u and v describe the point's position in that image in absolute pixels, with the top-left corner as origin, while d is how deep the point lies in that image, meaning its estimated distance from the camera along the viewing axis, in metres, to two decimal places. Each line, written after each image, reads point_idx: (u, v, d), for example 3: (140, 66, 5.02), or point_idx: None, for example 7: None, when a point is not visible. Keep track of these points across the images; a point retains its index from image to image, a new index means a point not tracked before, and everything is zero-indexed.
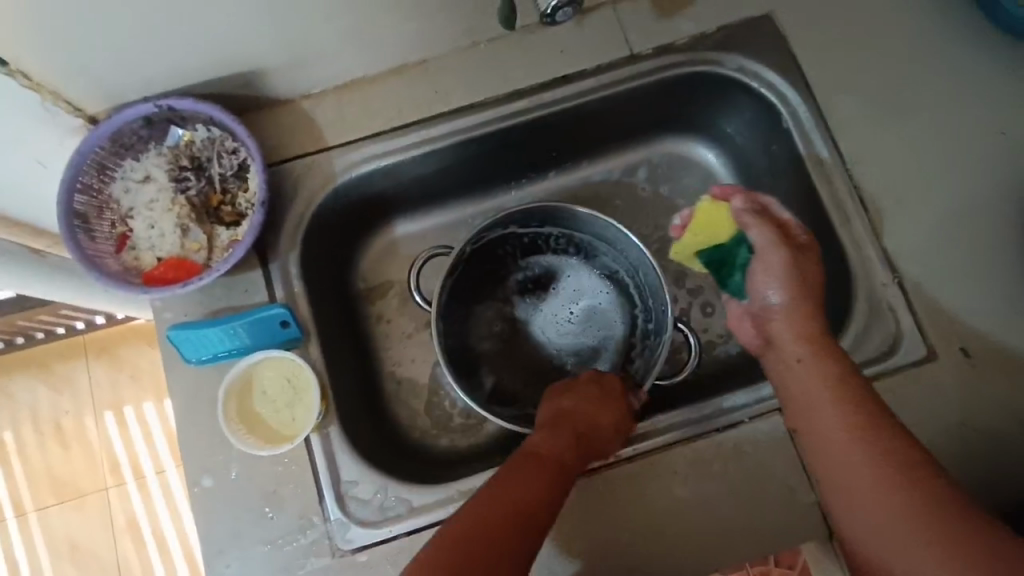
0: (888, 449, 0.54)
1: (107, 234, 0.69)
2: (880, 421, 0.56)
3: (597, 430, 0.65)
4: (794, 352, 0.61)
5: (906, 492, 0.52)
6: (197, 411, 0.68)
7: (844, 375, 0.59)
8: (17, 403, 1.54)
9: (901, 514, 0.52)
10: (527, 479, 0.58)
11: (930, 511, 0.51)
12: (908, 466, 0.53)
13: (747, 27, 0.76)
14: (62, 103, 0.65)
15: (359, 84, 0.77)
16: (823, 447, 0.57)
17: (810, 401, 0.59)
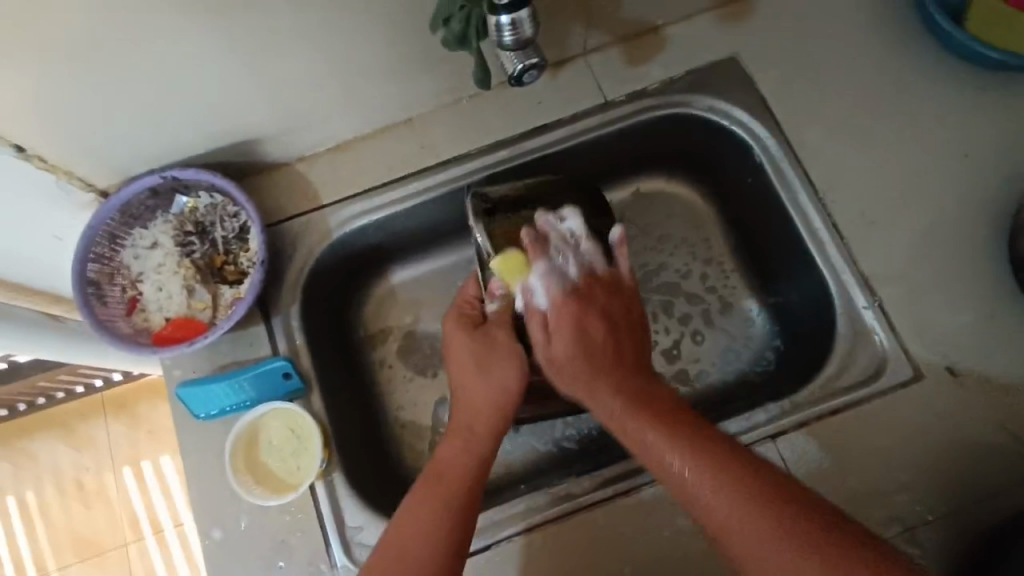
0: (693, 447, 0.55)
1: (118, 298, 0.73)
2: (682, 425, 0.58)
3: (491, 405, 0.66)
4: (617, 425, 0.61)
5: (745, 486, 0.52)
6: (207, 465, 0.70)
7: (680, 431, 0.57)
8: (39, 463, 1.58)
9: (744, 514, 0.50)
10: (422, 501, 0.59)
11: (760, 509, 0.50)
12: (723, 464, 0.53)
13: (713, 69, 0.80)
14: (74, 179, 0.70)
15: (350, 144, 0.82)
16: (644, 450, 0.58)
17: (666, 473, 0.56)
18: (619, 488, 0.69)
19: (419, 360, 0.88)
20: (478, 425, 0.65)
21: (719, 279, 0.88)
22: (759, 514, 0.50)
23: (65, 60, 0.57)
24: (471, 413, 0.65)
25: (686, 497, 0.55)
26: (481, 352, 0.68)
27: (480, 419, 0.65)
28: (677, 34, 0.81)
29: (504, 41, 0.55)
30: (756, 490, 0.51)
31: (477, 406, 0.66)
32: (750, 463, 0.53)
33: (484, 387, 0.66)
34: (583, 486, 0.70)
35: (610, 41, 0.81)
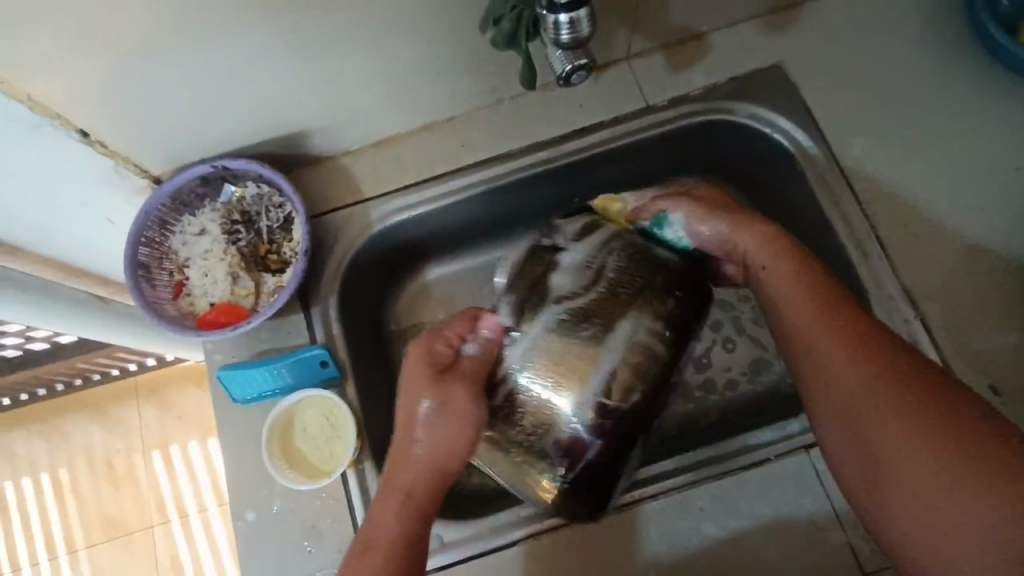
0: (893, 368, 0.53)
1: (166, 282, 0.76)
2: (879, 343, 0.54)
3: (433, 467, 0.59)
4: (761, 261, 0.64)
5: (940, 413, 0.49)
6: (243, 447, 0.72)
7: (820, 286, 0.60)
8: (73, 443, 1.63)
9: (925, 438, 0.49)
10: (396, 507, 0.58)
11: (955, 432, 0.48)
12: (931, 388, 0.51)
13: (757, 77, 0.80)
14: (131, 166, 0.73)
15: (393, 140, 0.83)
16: (830, 369, 0.55)
17: (797, 311, 0.59)
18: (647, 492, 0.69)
19: None
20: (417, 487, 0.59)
21: None
22: (950, 440, 0.48)
23: (132, 48, 0.59)
24: (428, 462, 0.59)
25: (848, 411, 0.54)
26: (441, 402, 0.60)
27: (419, 483, 0.59)
28: (721, 41, 0.81)
29: (560, 39, 0.56)
30: (960, 422, 0.49)
31: (419, 464, 0.59)
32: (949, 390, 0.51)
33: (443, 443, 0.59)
34: None
35: (653, 46, 0.81)
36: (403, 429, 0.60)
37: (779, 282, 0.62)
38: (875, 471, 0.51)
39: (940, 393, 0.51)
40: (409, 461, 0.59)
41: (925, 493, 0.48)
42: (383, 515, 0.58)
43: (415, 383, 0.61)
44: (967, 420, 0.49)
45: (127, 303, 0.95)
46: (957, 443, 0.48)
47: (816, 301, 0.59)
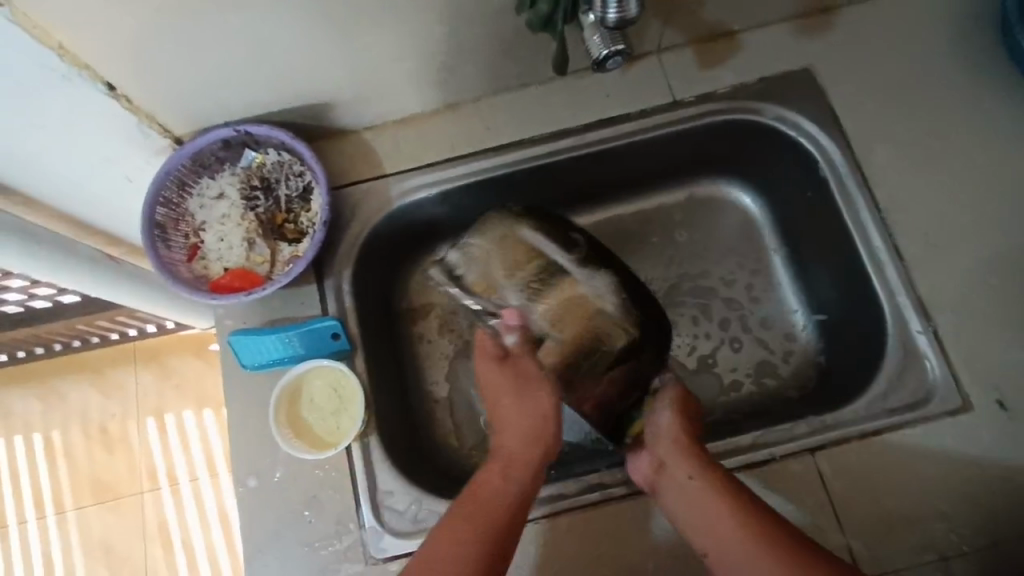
0: (728, 500, 0.62)
1: (182, 244, 0.75)
2: (714, 482, 0.63)
3: (528, 435, 0.67)
4: (686, 471, 0.65)
5: (776, 536, 0.59)
6: (248, 414, 0.72)
7: (720, 488, 0.63)
8: (68, 405, 1.63)
9: (772, 564, 0.57)
10: (486, 509, 0.62)
11: (784, 552, 0.57)
12: (756, 512, 0.61)
13: (785, 79, 0.80)
14: (154, 124, 0.72)
15: (416, 118, 0.83)
16: (696, 524, 0.62)
17: (708, 520, 0.62)
18: None
19: (458, 339, 0.89)
20: (518, 459, 0.66)
21: (764, 291, 0.88)
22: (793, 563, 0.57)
23: (168, 4, 0.59)
24: (530, 437, 0.67)
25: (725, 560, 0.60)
26: (517, 380, 0.69)
27: (518, 458, 0.66)
28: (751, 41, 0.81)
29: (607, 17, 0.56)
30: (774, 532, 0.59)
31: (517, 434, 0.68)
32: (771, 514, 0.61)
33: (523, 427, 0.68)
34: (615, 477, 0.70)
35: (684, 41, 0.81)
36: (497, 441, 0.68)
37: (680, 470, 0.65)
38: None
39: (757, 514, 0.61)
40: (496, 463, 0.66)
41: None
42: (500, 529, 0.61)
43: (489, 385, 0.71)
44: (784, 536, 0.59)
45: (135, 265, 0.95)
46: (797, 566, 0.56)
47: (681, 453, 0.66)
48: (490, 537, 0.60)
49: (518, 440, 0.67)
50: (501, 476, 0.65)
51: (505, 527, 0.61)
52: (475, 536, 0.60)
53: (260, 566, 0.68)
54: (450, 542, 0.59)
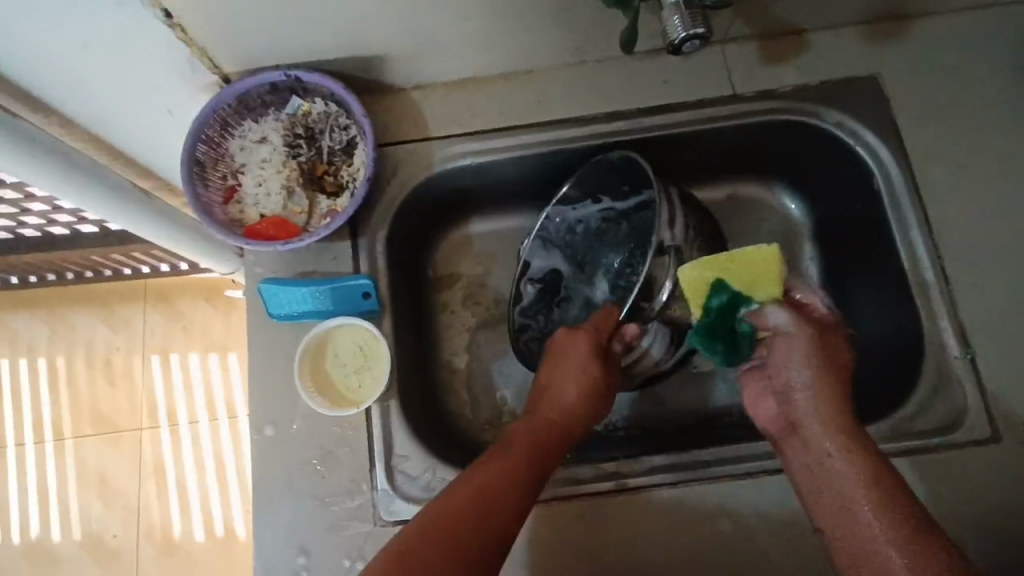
0: (862, 465, 0.56)
1: (219, 185, 0.74)
2: (847, 451, 0.57)
3: (570, 411, 0.67)
4: (824, 445, 0.58)
5: (901, 513, 0.53)
6: (271, 364, 0.71)
7: (864, 463, 0.56)
8: (75, 334, 1.63)
9: (888, 538, 0.52)
10: (506, 456, 0.62)
11: (904, 529, 0.52)
12: (882, 482, 0.55)
13: (850, 85, 0.77)
14: (204, 59, 0.70)
15: (466, 84, 0.81)
16: (822, 481, 0.58)
17: (837, 489, 0.56)
18: (669, 478, 0.69)
19: (482, 313, 0.88)
20: (558, 428, 0.67)
21: None
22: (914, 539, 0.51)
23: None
24: (574, 417, 0.67)
25: (840, 525, 0.55)
26: (596, 377, 0.68)
27: (559, 425, 0.67)
28: (819, 42, 0.79)
29: None
30: (898, 514, 0.53)
31: (565, 408, 0.67)
32: (901, 490, 0.54)
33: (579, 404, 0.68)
34: (634, 468, 0.69)
35: (751, 34, 0.79)
36: (541, 405, 0.68)
37: (824, 436, 0.59)
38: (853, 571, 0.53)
39: (885, 489, 0.54)
40: (533, 421, 0.67)
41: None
42: (512, 472, 0.61)
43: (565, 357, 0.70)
44: (906, 517, 0.52)
45: (167, 203, 0.93)
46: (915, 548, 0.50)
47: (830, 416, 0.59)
48: (512, 483, 0.60)
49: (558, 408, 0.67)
50: (536, 435, 0.65)
51: (529, 477, 0.61)
52: (500, 480, 0.60)
53: (268, 515, 0.68)
54: (473, 480, 0.60)
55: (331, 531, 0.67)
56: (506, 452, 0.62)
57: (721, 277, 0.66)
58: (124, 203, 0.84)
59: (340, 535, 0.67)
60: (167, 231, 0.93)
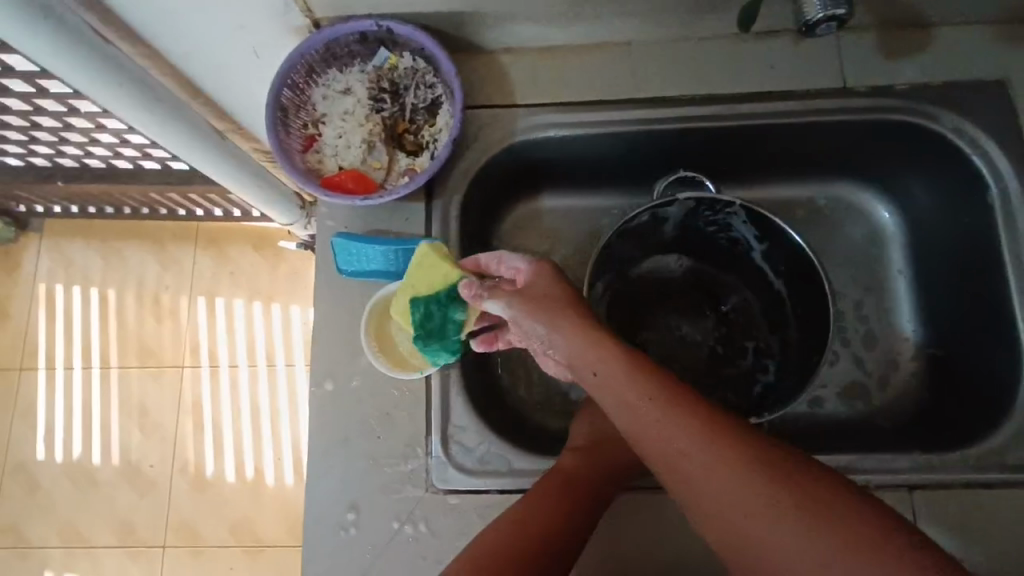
0: (687, 415, 0.51)
1: (300, 133, 0.72)
2: (692, 403, 0.52)
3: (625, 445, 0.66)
4: (591, 365, 0.56)
5: (786, 488, 0.48)
6: (335, 319, 0.70)
7: (692, 403, 0.52)
8: (128, 268, 1.67)
9: (779, 521, 0.47)
10: (565, 489, 0.61)
11: (818, 520, 0.46)
12: (732, 438, 0.50)
13: (973, 89, 0.72)
14: (299, 1, 0.68)
15: (558, 51, 0.77)
16: (648, 439, 0.52)
17: (637, 423, 0.53)
18: None
19: None
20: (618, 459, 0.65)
21: (875, 310, 0.81)
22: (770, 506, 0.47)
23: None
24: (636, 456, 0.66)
25: (686, 487, 0.51)
26: None
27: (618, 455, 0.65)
28: (943, 39, 0.73)
29: None
30: (827, 504, 0.47)
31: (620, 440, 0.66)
32: (775, 455, 0.49)
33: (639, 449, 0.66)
34: None
35: (869, 23, 0.73)
36: (597, 446, 0.65)
37: (614, 377, 0.54)
38: (760, 568, 0.47)
39: (765, 450, 0.49)
40: (593, 457, 0.64)
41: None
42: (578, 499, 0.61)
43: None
44: (826, 498, 0.47)
45: (238, 146, 0.93)
46: (862, 552, 0.45)
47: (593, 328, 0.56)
48: (577, 515, 0.60)
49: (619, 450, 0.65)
50: (596, 470, 0.63)
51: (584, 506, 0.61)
52: (560, 514, 0.59)
53: (321, 470, 0.67)
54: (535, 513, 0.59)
55: (381, 492, 0.66)
56: (569, 487, 0.61)
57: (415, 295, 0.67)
58: (198, 144, 0.83)
59: (390, 497, 0.66)
60: (236, 176, 0.92)
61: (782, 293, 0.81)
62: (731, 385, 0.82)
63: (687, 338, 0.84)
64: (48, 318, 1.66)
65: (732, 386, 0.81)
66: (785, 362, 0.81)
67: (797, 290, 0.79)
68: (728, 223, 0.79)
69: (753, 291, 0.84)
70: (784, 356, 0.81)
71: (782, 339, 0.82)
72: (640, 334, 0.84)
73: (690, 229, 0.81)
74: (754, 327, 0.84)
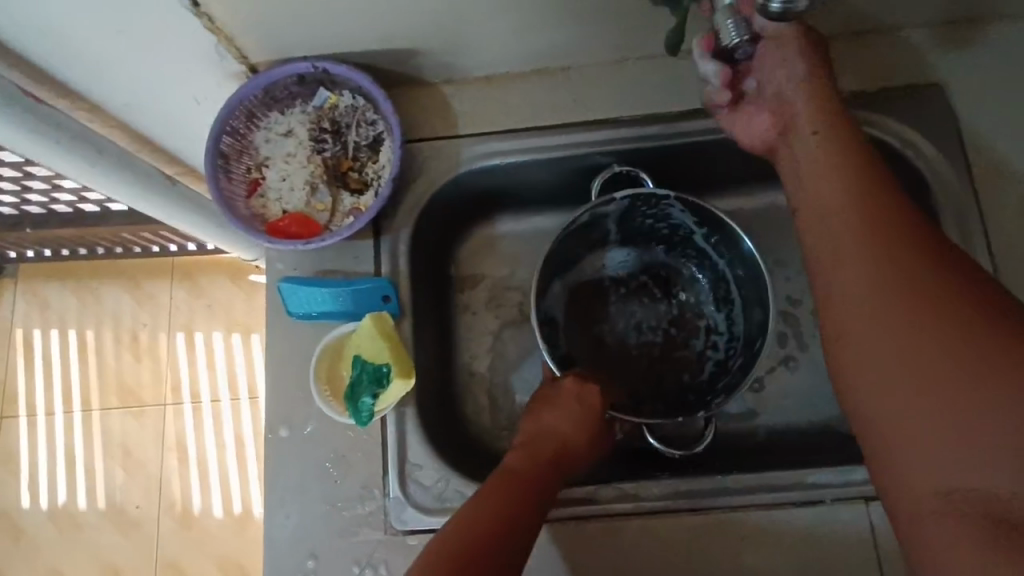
0: (870, 217, 0.52)
1: (242, 178, 0.72)
2: (907, 228, 0.51)
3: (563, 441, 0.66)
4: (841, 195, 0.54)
5: (944, 313, 0.46)
6: (288, 363, 0.70)
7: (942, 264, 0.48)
8: (103, 307, 1.65)
9: (908, 337, 0.47)
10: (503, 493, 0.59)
11: (954, 340, 0.45)
12: (919, 268, 0.48)
13: (912, 95, 0.72)
14: (231, 49, 0.68)
15: (500, 80, 0.77)
16: (820, 210, 0.55)
17: (850, 287, 0.52)
18: (687, 503, 0.66)
19: (504, 316, 0.85)
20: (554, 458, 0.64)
21: None
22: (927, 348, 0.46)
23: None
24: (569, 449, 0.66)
25: (834, 260, 0.53)
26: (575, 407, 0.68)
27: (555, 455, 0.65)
28: (882, 46, 0.73)
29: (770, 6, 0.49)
30: (981, 341, 0.44)
31: (558, 438, 0.66)
32: (945, 285, 0.47)
33: (574, 434, 0.67)
34: (652, 491, 0.66)
35: None
36: (530, 440, 0.66)
37: (840, 231, 0.53)
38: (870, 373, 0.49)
39: (937, 276, 0.48)
40: (530, 452, 0.65)
41: (924, 403, 0.45)
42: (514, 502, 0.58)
43: (557, 395, 0.69)
44: (976, 330, 0.44)
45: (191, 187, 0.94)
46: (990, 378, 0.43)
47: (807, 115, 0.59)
48: (520, 508, 0.58)
49: (549, 440, 0.66)
50: (536, 462, 0.63)
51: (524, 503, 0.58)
52: (505, 510, 0.57)
53: (279, 518, 0.67)
54: (480, 509, 0.57)
55: (340, 536, 0.66)
56: (508, 485, 0.60)
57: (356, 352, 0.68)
58: (148, 193, 0.83)
59: (349, 541, 0.66)
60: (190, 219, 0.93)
61: (724, 274, 0.81)
62: (687, 368, 0.83)
63: (642, 323, 0.84)
64: (26, 364, 1.65)
65: (687, 367, 0.83)
66: (735, 338, 0.82)
67: (743, 274, 0.79)
68: (671, 215, 0.78)
69: (698, 269, 0.84)
70: (733, 334, 0.82)
71: (729, 317, 0.82)
72: (595, 326, 0.84)
73: (634, 227, 0.81)
74: (702, 305, 0.84)
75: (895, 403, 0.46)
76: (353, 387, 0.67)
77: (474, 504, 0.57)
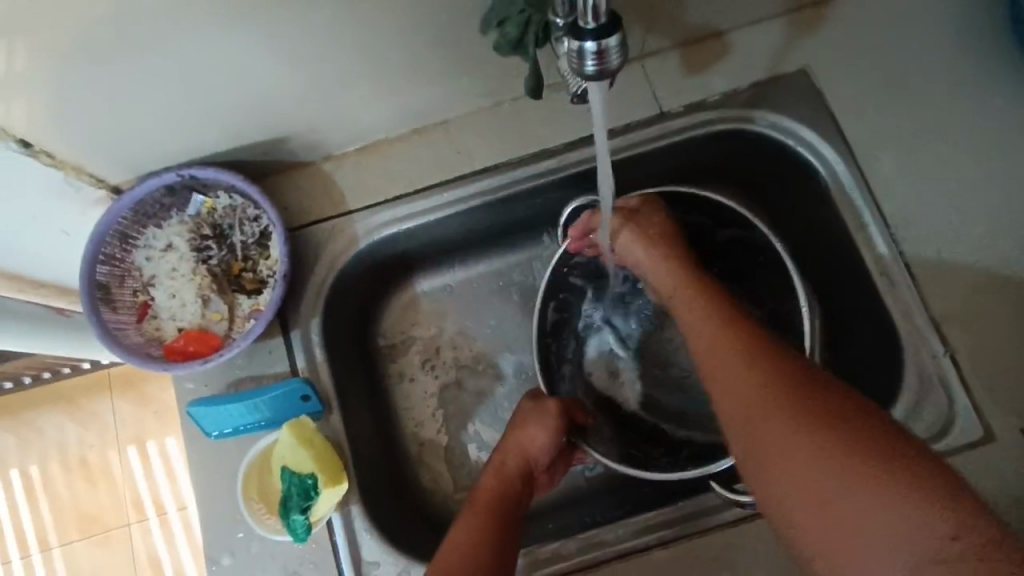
0: (767, 376, 0.53)
1: (129, 304, 0.69)
2: (781, 362, 0.53)
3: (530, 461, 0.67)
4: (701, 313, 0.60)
5: (847, 448, 0.47)
6: (220, 485, 0.66)
7: (790, 365, 0.53)
8: (46, 439, 1.49)
9: (813, 464, 0.47)
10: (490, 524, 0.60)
11: (934, 500, 0.43)
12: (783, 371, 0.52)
13: (780, 82, 0.73)
14: (85, 176, 0.66)
15: (380, 146, 0.75)
16: (712, 360, 0.57)
17: (734, 397, 0.54)
18: (653, 539, 0.64)
19: (443, 374, 0.82)
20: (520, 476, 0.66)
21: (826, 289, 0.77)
22: (822, 452, 0.47)
23: (95, 52, 0.53)
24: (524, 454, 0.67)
25: (733, 398, 0.54)
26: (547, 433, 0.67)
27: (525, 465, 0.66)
28: (746, 41, 0.74)
29: (584, 70, 0.44)
30: (934, 486, 0.44)
31: (521, 451, 0.67)
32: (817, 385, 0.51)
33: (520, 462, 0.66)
34: (617, 534, 0.65)
35: (670, 44, 0.74)
36: (507, 455, 0.67)
37: (709, 345, 0.58)
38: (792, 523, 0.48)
39: (858, 425, 0.48)
40: (511, 472, 0.66)
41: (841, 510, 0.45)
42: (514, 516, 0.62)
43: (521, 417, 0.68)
44: (919, 475, 0.44)
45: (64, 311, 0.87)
46: (882, 476, 0.45)
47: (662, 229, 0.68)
48: (505, 531, 0.60)
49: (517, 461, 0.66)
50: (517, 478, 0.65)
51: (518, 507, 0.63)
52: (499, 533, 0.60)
53: None
54: (492, 482, 0.65)
55: None
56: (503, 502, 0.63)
57: (285, 465, 0.65)
58: (18, 330, 0.78)
59: None
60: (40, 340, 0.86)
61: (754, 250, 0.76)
62: None
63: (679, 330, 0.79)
64: None
65: None
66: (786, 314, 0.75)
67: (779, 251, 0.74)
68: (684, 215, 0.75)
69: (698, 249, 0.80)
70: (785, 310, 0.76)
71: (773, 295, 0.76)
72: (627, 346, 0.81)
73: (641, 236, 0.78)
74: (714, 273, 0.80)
75: (821, 510, 0.46)
76: (288, 501, 0.64)
77: (455, 562, 0.56)
